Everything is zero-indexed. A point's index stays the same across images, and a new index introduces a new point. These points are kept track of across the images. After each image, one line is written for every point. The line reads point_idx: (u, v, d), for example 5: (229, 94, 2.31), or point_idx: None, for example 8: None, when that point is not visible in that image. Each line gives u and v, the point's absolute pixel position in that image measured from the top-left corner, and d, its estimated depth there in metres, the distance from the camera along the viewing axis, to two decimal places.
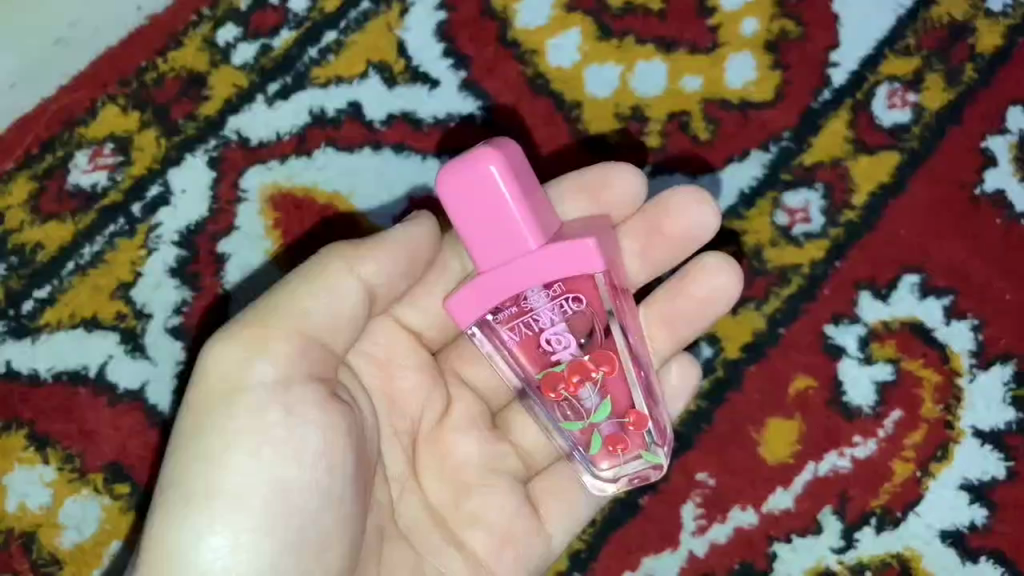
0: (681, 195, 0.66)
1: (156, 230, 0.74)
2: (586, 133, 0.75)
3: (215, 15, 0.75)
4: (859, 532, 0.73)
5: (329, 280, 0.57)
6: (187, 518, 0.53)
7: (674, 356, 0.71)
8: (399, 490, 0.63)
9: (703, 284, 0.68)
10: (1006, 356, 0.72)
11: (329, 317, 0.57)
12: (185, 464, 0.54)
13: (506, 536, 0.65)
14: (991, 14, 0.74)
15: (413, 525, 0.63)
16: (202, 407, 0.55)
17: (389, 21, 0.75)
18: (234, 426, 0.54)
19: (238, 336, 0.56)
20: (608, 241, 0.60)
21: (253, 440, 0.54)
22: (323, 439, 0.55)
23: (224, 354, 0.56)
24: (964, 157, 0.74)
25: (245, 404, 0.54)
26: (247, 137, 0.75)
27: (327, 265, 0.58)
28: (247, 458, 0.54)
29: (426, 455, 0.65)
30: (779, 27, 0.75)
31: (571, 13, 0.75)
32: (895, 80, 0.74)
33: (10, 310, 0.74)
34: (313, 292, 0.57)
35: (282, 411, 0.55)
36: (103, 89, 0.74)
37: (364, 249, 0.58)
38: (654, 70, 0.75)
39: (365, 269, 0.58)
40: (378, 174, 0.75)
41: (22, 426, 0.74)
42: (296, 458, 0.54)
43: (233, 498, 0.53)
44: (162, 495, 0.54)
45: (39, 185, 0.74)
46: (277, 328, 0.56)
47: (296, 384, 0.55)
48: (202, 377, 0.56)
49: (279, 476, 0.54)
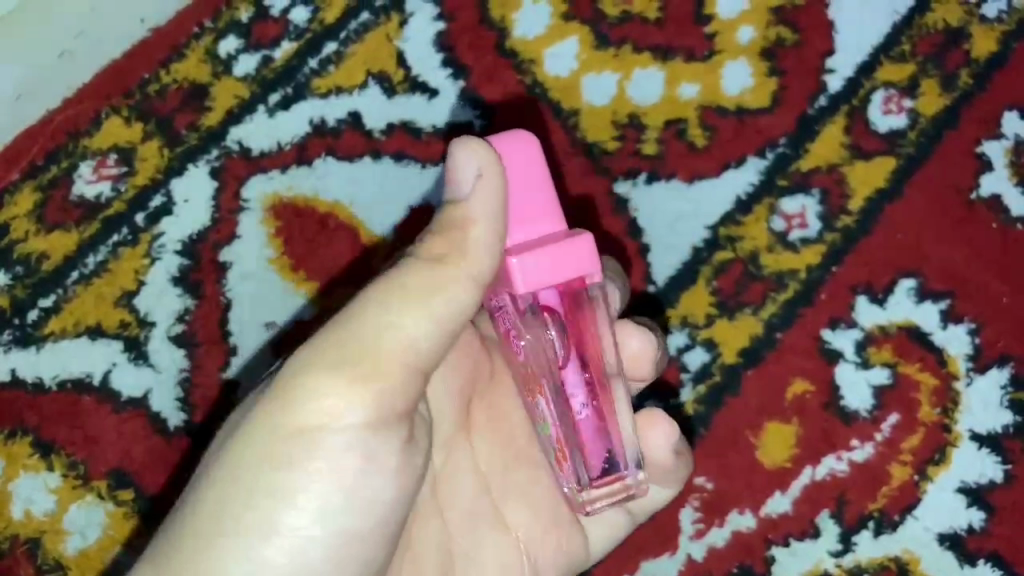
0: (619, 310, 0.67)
1: (159, 239, 0.75)
2: (585, 140, 0.76)
3: (216, 27, 0.76)
4: (857, 535, 0.73)
5: (438, 286, 0.52)
6: (237, 556, 0.49)
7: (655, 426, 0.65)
8: (446, 455, 0.61)
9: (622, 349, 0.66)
10: (1002, 359, 0.73)
11: (432, 341, 0.52)
12: (252, 496, 0.50)
13: (544, 515, 0.65)
14: (986, 20, 0.75)
15: (459, 488, 0.62)
16: (285, 439, 0.50)
17: (389, 31, 0.76)
18: (316, 469, 0.50)
19: (339, 366, 0.50)
20: (573, 257, 0.52)
21: (329, 485, 0.51)
22: (394, 488, 0.53)
23: (315, 388, 0.50)
24: (960, 161, 0.74)
25: (326, 447, 0.51)
26: (249, 147, 0.76)
27: (443, 273, 0.52)
28: (317, 502, 0.51)
29: (478, 418, 0.63)
30: (775, 34, 0.76)
31: (569, 23, 0.76)
32: (891, 85, 0.75)
33: (16, 319, 0.75)
34: (416, 309, 0.51)
35: (363, 458, 0.51)
36: (107, 100, 0.75)
37: (473, 247, 0.52)
38: (651, 78, 0.76)
39: (478, 275, 0.52)
40: (379, 182, 0.75)
41: (26, 433, 0.74)
42: (366, 508, 0.52)
43: (292, 542, 0.50)
44: (213, 516, 0.50)
45: (45, 195, 0.75)
46: (379, 360, 0.51)
47: (379, 430, 0.52)
48: (292, 404, 0.50)
49: (343, 526, 0.52)
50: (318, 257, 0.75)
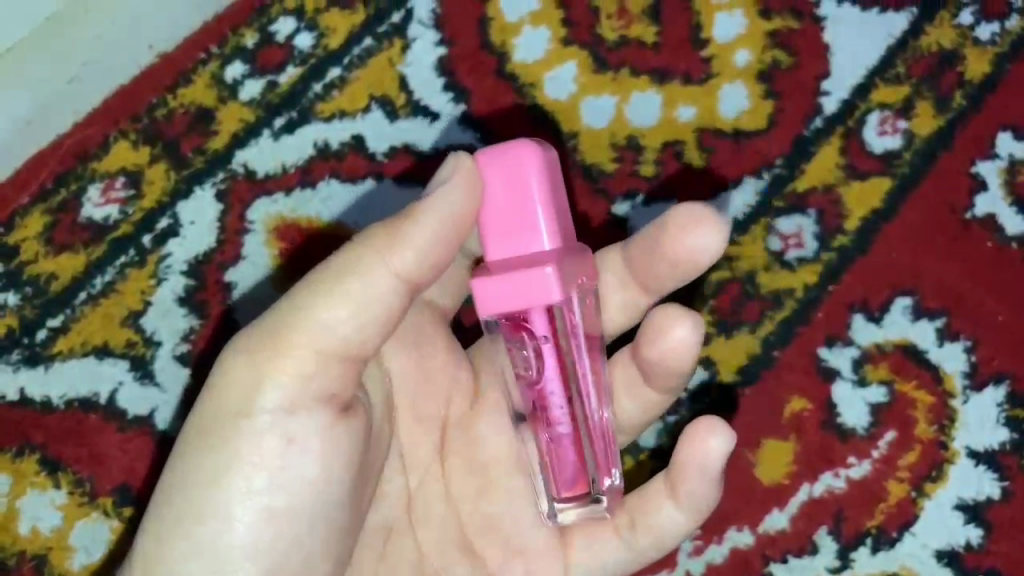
0: (665, 313, 0.60)
1: (166, 260, 0.77)
2: (584, 162, 0.77)
3: (223, 53, 0.78)
4: (854, 552, 0.73)
5: (355, 271, 0.53)
6: (176, 538, 0.54)
7: (687, 445, 0.61)
8: (420, 479, 0.63)
9: (659, 345, 0.61)
10: (998, 377, 0.73)
11: (350, 324, 0.54)
12: (188, 481, 0.55)
13: (516, 534, 0.64)
14: (979, 42, 0.76)
15: (433, 512, 0.63)
16: (212, 424, 0.55)
17: (391, 56, 0.78)
18: (238, 451, 0.54)
19: (254, 357, 0.54)
20: (526, 287, 0.53)
21: (249, 464, 0.54)
22: (321, 469, 0.55)
23: (235, 373, 0.55)
24: (953, 181, 0.75)
25: (246, 429, 0.54)
26: (253, 169, 0.77)
27: (365, 259, 0.53)
28: (243, 483, 0.54)
29: (454, 443, 0.64)
30: (771, 57, 0.77)
31: (567, 47, 0.78)
32: (886, 107, 0.76)
33: (25, 339, 0.76)
34: (335, 294, 0.53)
35: (282, 437, 0.54)
36: (115, 125, 0.77)
37: (395, 236, 0.54)
38: (649, 101, 0.77)
39: (401, 263, 0.54)
40: (382, 204, 0.77)
41: (33, 450, 0.76)
42: (292, 487, 0.55)
43: (220, 521, 0.54)
44: (160, 507, 0.55)
45: (54, 217, 0.77)
46: (294, 347, 0.54)
47: (300, 412, 0.54)
48: (217, 392, 0.55)
49: (271, 505, 0.54)
50: None
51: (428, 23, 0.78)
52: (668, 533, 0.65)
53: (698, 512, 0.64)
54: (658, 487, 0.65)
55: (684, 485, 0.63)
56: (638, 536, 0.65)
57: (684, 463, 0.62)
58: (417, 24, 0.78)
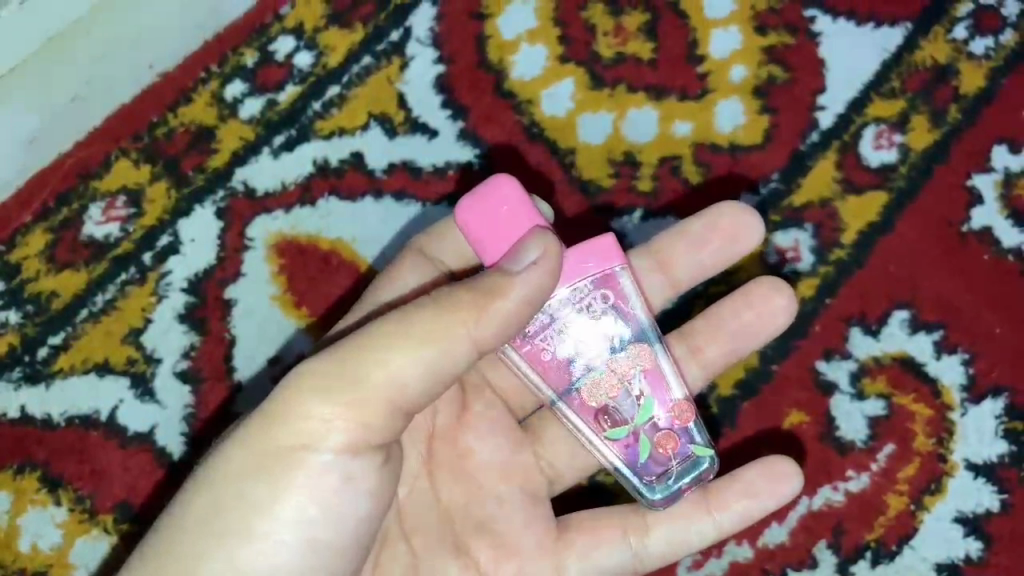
0: (766, 283, 0.68)
1: (166, 277, 0.77)
2: (582, 178, 0.77)
3: (223, 72, 0.79)
4: (854, 565, 0.73)
5: (442, 333, 0.53)
6: (206, 553, 0.54)
7: (761, 459, 0.65)
8: (409, 490, 0.64)
9: (748, 309, 0.68)
10: (996, 389, 0.73)
11: (422, 383, 0.54)
12: (226, 498, 0.55)
13: (512, 549, 0.64)
14: (973, 57, 0.77)
15: (424, 523, 0.63)
16: (268, 453, 0.55)
17: (389, 73, 0.79)
18: (296, 483, 0.55)
19: (321, 400, 0.54)
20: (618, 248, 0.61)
21: (304, 496, 0.55)
22: (370, 506, 0.57)
23: (299, 413, 0.54)
24: (951, 195, 0.75)
25: (306, 465, 0.55)
26: (253, 187, 0.78)
27: (451, 325, 0.53)
28: (294, 513, 0.55)
29: (442, 459, 0.65)
30: (767, 72, 0.78)
31: (564, 65, 0.79)
32: (881, 121, 0.77)
33: (26, 356, 0.77)
34: (415, 356, 0.53)
35: (341, 475, 0.56)
36: (116, 143, 0.78)
37: (481, 304, 0.53)
38: (645, 118, 0.78)
39: (483, 334, 0.54)
40: (380, 220, 0.77)
41: (35, 468, 0.76)
42: (337, 519, 0.56)
43: (265, 545, 0.55)
44: (180, 519, 0.56)
45: (56, 235, 0.77)
46: (366, 393, 0.54)
47: (358, 453, 0.55)
48: (274, 426, 0.55)
49: (314, 536, 0.56)
50: (320, 291, 0.77)
51: (427, 41, 0.79)
52: (676, 546, 0.65)
53: (726, 529, 0.65)
54: (693, 505, 0.65)
55: (733, 503, 0.65)
56: (646, 540, 0.65)
57: (749, 479, 0.65)
58: (416, 42, 0.79)
